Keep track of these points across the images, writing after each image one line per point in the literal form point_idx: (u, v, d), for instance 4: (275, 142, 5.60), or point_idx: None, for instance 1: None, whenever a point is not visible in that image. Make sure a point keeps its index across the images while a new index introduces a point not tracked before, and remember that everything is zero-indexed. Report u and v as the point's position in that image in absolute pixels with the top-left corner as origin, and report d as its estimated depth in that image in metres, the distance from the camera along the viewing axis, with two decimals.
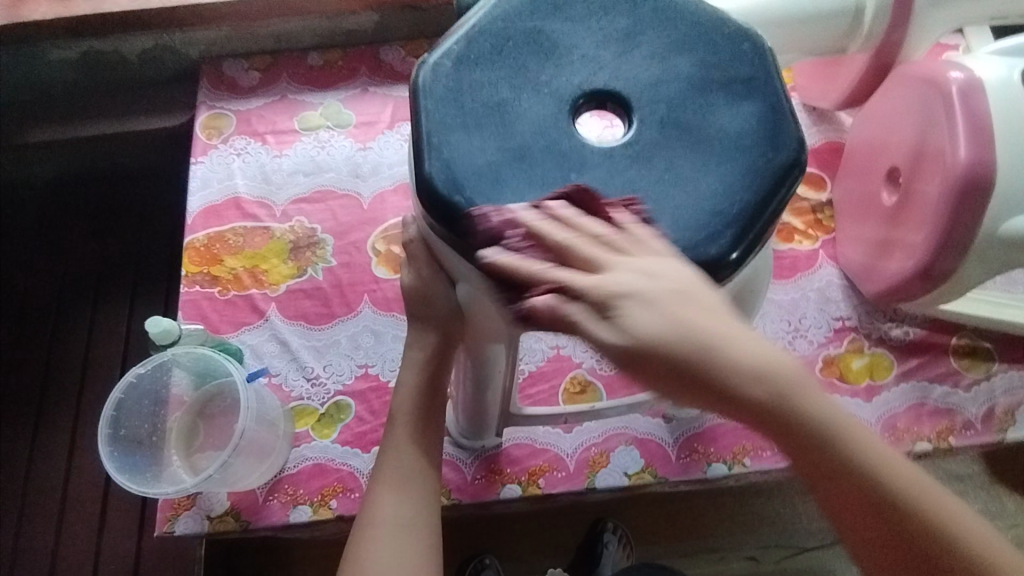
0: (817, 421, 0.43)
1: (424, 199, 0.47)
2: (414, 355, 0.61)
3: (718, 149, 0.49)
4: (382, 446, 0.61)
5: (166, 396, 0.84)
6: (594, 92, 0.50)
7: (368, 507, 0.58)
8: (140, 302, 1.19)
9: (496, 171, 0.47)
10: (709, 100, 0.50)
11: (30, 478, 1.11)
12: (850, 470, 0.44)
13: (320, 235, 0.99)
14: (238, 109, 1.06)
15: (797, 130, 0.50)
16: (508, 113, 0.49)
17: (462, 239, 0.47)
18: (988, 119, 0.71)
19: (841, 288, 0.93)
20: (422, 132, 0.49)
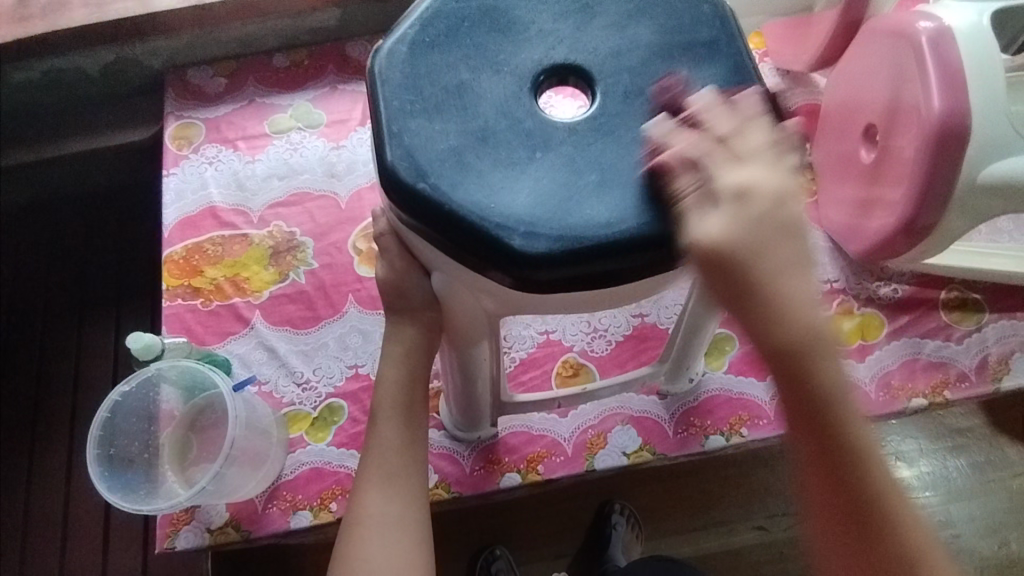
0: (847, 397, 0.49)
1: (389, 189, 0.46)
2: (395, 352, 0.60)
3: (686, 115, 0.48)
4: (372, 444, 0.61)
5: (156, 413, 0.83)
6: (555, 67, 0.49)
7: (354, 509, 0.58)
8: (126, 320, 1.17)
9: (459, 154, 0.46)
10: (672, 66, 0.49)
11: (30, 507, 1.10)
12: (840, 445, 0.49)
13: (299, 238, 0.98)
14: (206, 117, 1.04)
15: (763, 90, 0.50)
16: (469, 94, 0.48)
17: (430, 225, 0.46)
18: (960, 69, 0.70)
19: (827, 251, 0.92)
20: (380, 120, 0.47)
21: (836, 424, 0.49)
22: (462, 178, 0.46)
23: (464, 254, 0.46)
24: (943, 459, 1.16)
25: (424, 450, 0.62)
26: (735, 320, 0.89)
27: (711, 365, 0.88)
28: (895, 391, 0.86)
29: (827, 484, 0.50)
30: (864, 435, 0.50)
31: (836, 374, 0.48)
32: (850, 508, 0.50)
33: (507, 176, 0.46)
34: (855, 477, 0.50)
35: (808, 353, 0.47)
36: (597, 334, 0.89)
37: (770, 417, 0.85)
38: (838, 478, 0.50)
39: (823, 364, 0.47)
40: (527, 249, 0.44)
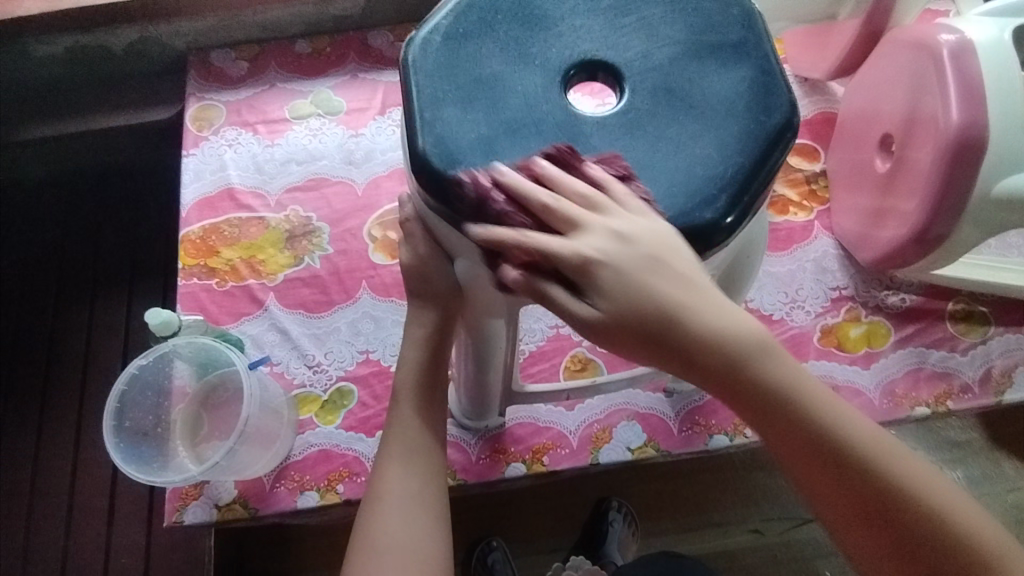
0: (807, 394, 0.50)
1: (419, 174, 0.47)
2: (413, 336, 0.61)
3: (712, 113, 0.49)
4: (390, 424, 0.62)
5: (168, 388, 0.84)
6: (585, 63, 0.50)
7: (377, 481, 0.59)
8: (139, 297, 1.19)
9: (489, 145, 0.47)
10: (700, 66, 0.50)
11: (37, 478, 1.12)
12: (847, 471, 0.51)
13: (315, 223, 0.99)
14: (227, 100, 1.05)
15: (789, 91, 0.50)
16: (500, 85, 0.49)
17: (459, 212, 0.47)
18: (980, 83, 0.71)
19: (837, 258, 0.93)
20: (413, 108, 0.48)
21: (812, 416, 0.50)
22: (491, 166, 0.47)
23: (491, 242, 0.47)
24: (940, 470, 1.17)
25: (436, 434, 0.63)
26: None
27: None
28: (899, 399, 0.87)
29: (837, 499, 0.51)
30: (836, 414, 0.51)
31: (786, 379, 0.49)
32: (849, 493, 0.51)
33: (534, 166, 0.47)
34: (852, 460, 0.51)
35: (754, 362, 0.47)
36: None
37: None
38: (818, 467, 0.51)
39: (775, 378, 0.48)
40: (553, 238, 0.46)
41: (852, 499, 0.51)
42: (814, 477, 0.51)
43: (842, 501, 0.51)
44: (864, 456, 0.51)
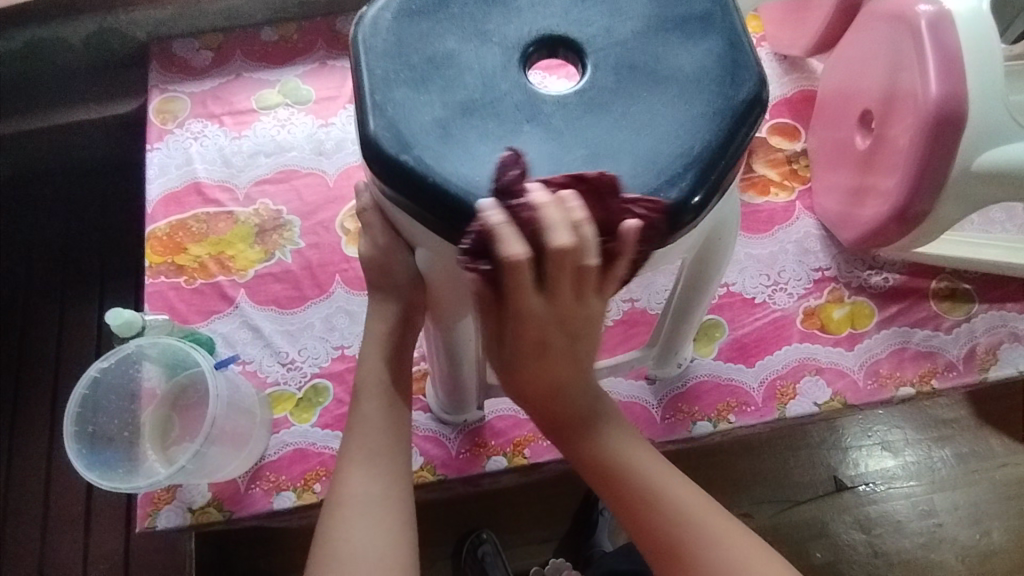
0: (639, 474, 0.58)
1: (371, 159, 0.45)
2: (378, 328, 0.60)
3: (677, 88, 0.47)
4: (350, 425, 0.60)
5: (138, 390, 0.82)
6: (545, 39, 0.48)
7: (337, 487, 0.57)
8: (110, 297, 1.15)
9: (443, 128, 0.45)
10: (665, 40, 0.48)
11: (10, 486, 1.09)
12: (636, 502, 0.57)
13: (286, 217, 0.96)
14: (191, 91, 1.02)
15: (758, 64, 0.48)
16: (455, 65, 0.47)
17: (414, 199, 0.45)
18: (959, 55, 0.69)
19: (819, 238, 0.92)
20: (364, 89, 0.46)
21: (650, 496, 0.57)
22: (447, 151, 0.45)
23: (448, 229, 0.45)
24: (928, 449, 1.17)
25: (404, 432, 0.61)
26: (726, 307, 0.89)
27: (699, 351, 0.87)
28: (883, 380, 0.85)
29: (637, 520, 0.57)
30: (679, 493, 0.57)
31: (630, 454, 0.59)
32: (672, 568, 0.56)
33: (492, 149, 0.45)
34: (672, 528, 0.56)
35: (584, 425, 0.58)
36: None
37: (758, 404, 0.85)
38: (657, 530, 0.56)
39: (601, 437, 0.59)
40: None
41: (673, 563, 0.56)
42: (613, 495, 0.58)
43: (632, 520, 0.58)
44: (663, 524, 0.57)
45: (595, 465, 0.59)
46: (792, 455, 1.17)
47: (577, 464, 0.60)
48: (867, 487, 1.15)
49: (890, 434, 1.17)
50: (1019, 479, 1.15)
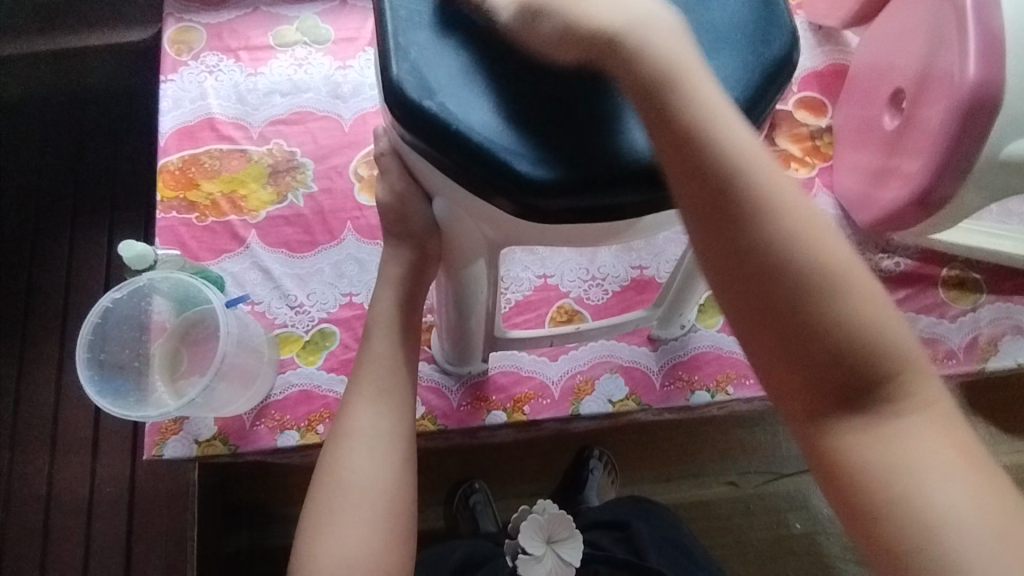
0: (831, 258, 0.44)
1: (391, 101, 0.44)
2: (392, 274, 0.62)
3: (704, 43, 0.47)
4: (360, 363, 0.62)
5: (147, 323, 0.83)
6: None
7: (344, 419, 0.60)
8: (118, 228, 1.15)
9: (467, 73, 0.45)
10: None
11: (19, 409, 1.11)
12: (779, 289, 0.44)
13: (299, 159, 0.95)
14: (207, 23, 0.99)
15: (792, 21, 0.48)
16: (480, 11, 0.47)
17: (435, 146, 0.44)
18: (1001, 37, 0.67)
19: (835, 218, 0.91)
20: (387, 30, 0.45)
21: (805, 292, 0.44)
22: (468, 97, 0.44)
23: (469, 178, 0.44)
24: None
25: (412, 374, 0.63)
26: None
27: (703, 322, 0.88)
28: None
29: (781, 346, 0.44)
30: (879, 318, 0.44)
31: (791, 241, 0.44)
32: (798, 396, 0.45)
33: (515, 97, 0.45)
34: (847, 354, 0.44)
35: (764, 192, 0.43)
36: (595, 282, 0.89)
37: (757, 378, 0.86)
38: (786, 332, 0.44)
39: (777, 217, 0.43)
40: (533, 175, 0.43)
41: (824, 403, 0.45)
42: (765, 334, 0.45)
43: (775, 345, 0.44)
44: (858, 349, 0.44)
45: (765, 275, 0.44)
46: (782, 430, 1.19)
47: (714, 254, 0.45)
48: None
49: None
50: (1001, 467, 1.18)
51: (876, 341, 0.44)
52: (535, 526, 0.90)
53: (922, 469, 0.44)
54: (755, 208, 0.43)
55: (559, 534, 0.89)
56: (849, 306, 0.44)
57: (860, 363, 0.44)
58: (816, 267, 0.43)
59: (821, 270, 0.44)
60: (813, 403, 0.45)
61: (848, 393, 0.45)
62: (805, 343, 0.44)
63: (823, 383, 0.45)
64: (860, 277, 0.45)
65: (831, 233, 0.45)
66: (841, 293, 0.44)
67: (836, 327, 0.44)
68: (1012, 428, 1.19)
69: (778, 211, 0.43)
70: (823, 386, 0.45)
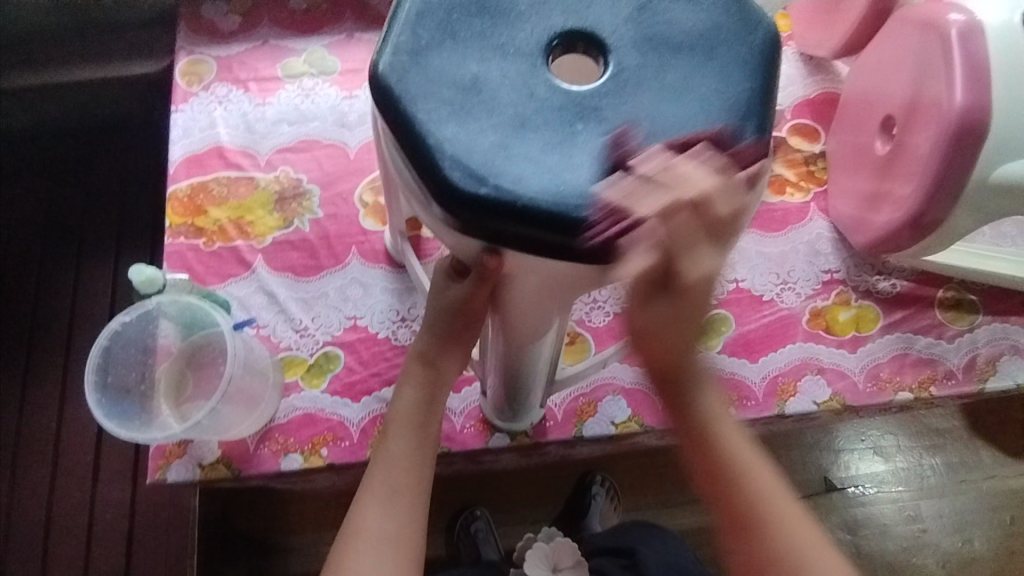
0: (731, 435, 0.61)
1: (454, 207, 0.46)
2: (417, 370, 0.62)
3: (697, 51, 0.50)
4: (375, 460, 0.61)
5: (153, 347, 0.83)
6: (565, 32, 0.49)
7: (355, 519, 0.59)
8: (125, 254, 1.17)
9: (507, 142, 0.46)
10: (668, 6, 0.51)
11: (20, 435, 1.11)
12: (714, 456, 0.61)
13: (306, 185, 0.97)
14: (218, 55, 1.02)
15: (760, 7, 0.52)
16: (490, 83, 0.48)
17: (510, 227, 0.46)
18: (987, 69, 0.69)
19: (831, 241, 0.93)
20: (419, 137, 0.46)
21: (737, 461, 0.60)
22: (519, 169, 0.46)
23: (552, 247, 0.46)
24: (919, 457, 1.19)
25: (427, 471, 0.62)
26: (733, 302, 0.90)
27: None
28: (882, 383, 0.87)
29: (720, 498, 0.60)
30: (767, 485, 0.60)
31: (716, 418, 0.61)
32: (733, 528, 0.60)
33: (560, 150, 0.46)
34: (754, 506, 0.59)
35: (681, 381, 0.60)
36: (596, 305, 0.90)
37: (758, 399, 0.86)
38: (720, 491, 0.60)
39: (699, 398, 0.61)
40: (614, 220, 0.45)
41: (738, 540, 0.60)
42: (706, 479, 0.61)
43: (716, 491, 0.61)
44: (753, 508, 0.59)
45: (698, 436, 0.61)
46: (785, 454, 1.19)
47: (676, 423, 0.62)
48: (857, 489, 1.17)
49: (883, 439, 1.19)
50: (1006, 491, 1.18)
51: (772, 509, 0.59)
52: (540, 555, 0.94)
53: None
54: (689, 390, 0.60)
55: (564, 561, 0.93)
56: (755, 475, 0.60)
57: (755, 518, 0.59)
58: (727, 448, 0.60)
59: (727, 452, 0.61)
60: (730, 547, 0.61)
61: (747, 540, 0.59)
62: (733, 502, 0.60)
63: (745, 529, 0.59)
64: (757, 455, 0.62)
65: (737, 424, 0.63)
66: (739, 471, 0.60)
67: (751, 495, 0.60)
68: (1016, 451, 1.19)
69: (700, 393, 0.61)
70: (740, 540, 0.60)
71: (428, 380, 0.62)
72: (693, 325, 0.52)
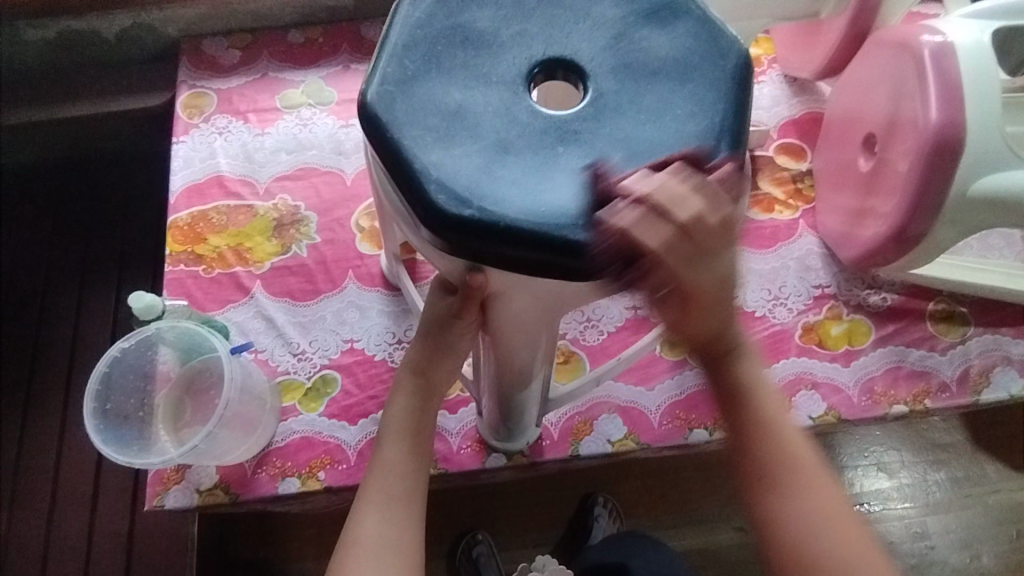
0: (765, 398, 0.60)
1: (441, 230, 0.47)
2: (408, 382, 0.64)
3: (672, 75, 0.52)
4: (371, 469, 0.62)
5: (153, 373, 0.84)
6: (545, 60, 0.52)
7: (353, 527, 0.59)
8: (127, 282, 1.19)
9: (489, 166, 0.48)
10: (643, 34, 0.53)
11: (20, 464, 1.11)
12: (741, 402, 0.60)
13: (303, 212, 0.99)
14: (218, 88, 1.06)
15: (731, 32, 0.54)
16: (472, 110, 0.50)
17: (493, 247, 0.47)
18: (959, 85, 0.72)
19: (820, 256, 0.94)
20: (405, 164, 0.48)
21: (772, 423, 0.60)
22: (503, 192, 0.47)
23: (537, 264, 0.48)
24: (923, 472, 1.18)
25: (422, 480, 0.62)
26: None
27: (669, 354, 0.90)
28: (877, 397, 0.87)
29: (752, 455, 0.60)
30: (802, 452, 0.60)
31: (757, 383, 0.60)
32: (766, 490, 0.59)
33: (542, 173, 0.48)
34: (786, 470, 0.59)
35: (730, 350, 0.59)
36: (591, 324, 0.91)
37: None
38: (755, 444, 0.60)
39: (742, 367, 0.59)
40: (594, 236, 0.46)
41: (766, 498, 0.59)
42: (734, 427, 0.61)
43: (741, 445, 0.61)
44: (785, 471, 0.59)
45: (730, 395, 0.60)
46: None
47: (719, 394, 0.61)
48: (862, 507, 1.16)
49: (886, 455, 1.19)
50: (1013, 505, 1.16)
51: (803, 473, 0.59)
52: None
53: (846, 557, 0.56)
54: (738, 360, 0.59)
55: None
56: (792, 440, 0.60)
57: (790, 475, 0.59)
58: (757, 403, 0.60)
59: (766, 414, 0.60)
60: (757, 499, 0.59)
61: (768, 488, 0.59)
62: (769, 459, 0.59)
63: (772, 479, 0.59)
64: (794, 424, 0.61)
65: (785, 407, 0.62)
66: (778, 432, 0.60)
67: (791, 460, 0.59)
68: (1019, 465, 1.18)
69: (739, 362, 0.59)
70: (776, 493, 0.58)
71: (421, 390, 0.63)
72: (708, 305, 0.49)
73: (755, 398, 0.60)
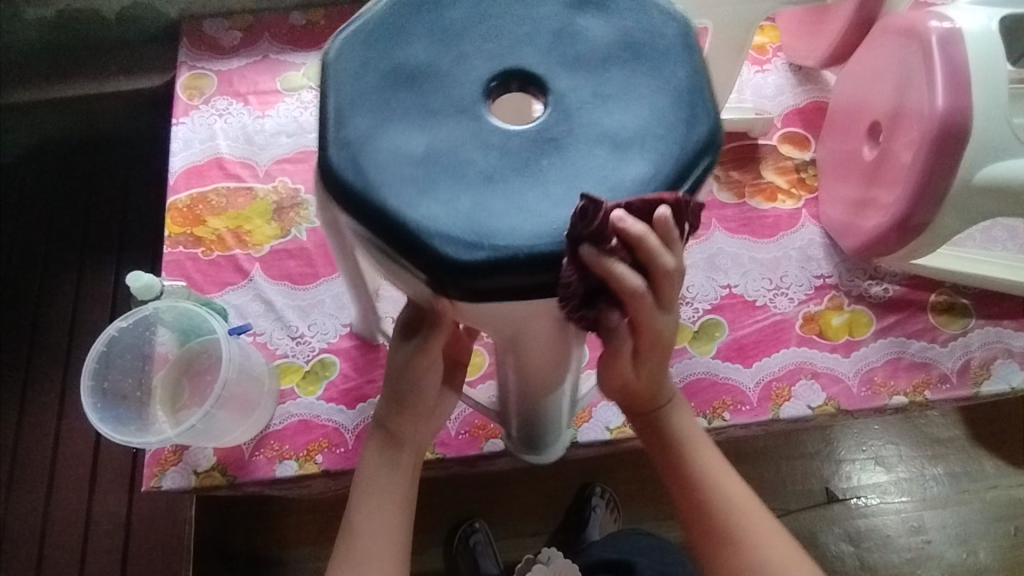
0: (693, 442, 0.65)
1: (450, 274, 0.47)
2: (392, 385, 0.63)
3: (621, 60, 0.52)
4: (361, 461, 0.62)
5: (151, 354, 0.84)
6: (498, 75, 0.51)
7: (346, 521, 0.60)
8: (126, 264, 1.18)
9: (477, 194, 0.47)
10: (574, 29, 0.53)
11: (18, 444, 1.11)
12: (671, 449, 0.65)
13: (303, 195, 0.99)
14: (218, 69, 1.05)
15: (661, 9, 0.54)
16: (447, 147, 0.49)
17: (510, 277, 0.47)
18: (966, 72, 0.71)
19: (823, 246, 0.94)
20: (401, 224, 0.48)
21: (710, 467, 0.64)
22: (507, 221, 0.47)
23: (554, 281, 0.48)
24: (922, 467, 1.18)
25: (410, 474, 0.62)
26: (727, 308, 0.91)
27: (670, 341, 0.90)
28: (877, 388, 0.87)
29: (688, 499, 0.63)
30: (733, 489, 0.63)
31: (685, 429, 0.65)
32: (718, 539, 0.61)
33: (533, 189, 0.48)
34: (725, 511, 0.61)
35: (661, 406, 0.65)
36: None
37: (752, 404, 0.86)
38: (695, 495, 0.63)
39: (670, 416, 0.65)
40: None
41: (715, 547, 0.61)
42: (670, 470, 0.65)
43: (681, 490, 0.64)
44: (727, 514, 0.61)
45: (664, 442, 0.65)
46: (786, 464, 1.18)
47: (656, 448, 0.66)
48: (859, 500, 1.16)
49: (884, 449, 1.19)
50: (1011, 501, 1.16)
51: (731, 506, 0.62)
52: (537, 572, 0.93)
53: None
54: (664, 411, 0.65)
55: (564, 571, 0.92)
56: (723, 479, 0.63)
57: (727, 516, 0.61)
58: (675, 440, 0.65)
59: (672, 444, 0.65)
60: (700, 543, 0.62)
61: (715, 532, 0.61)
62: (703, 500, 0.62)
63: (710, 517, 0.62)
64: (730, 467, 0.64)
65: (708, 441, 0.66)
66: (710, 473, 0.63)
67: (729, 498, 0.62)
68: (1018, 460, 1.18)
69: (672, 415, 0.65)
70: (715, 530, 0.61)
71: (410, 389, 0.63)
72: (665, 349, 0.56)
73: (692, 444, 0.65)
